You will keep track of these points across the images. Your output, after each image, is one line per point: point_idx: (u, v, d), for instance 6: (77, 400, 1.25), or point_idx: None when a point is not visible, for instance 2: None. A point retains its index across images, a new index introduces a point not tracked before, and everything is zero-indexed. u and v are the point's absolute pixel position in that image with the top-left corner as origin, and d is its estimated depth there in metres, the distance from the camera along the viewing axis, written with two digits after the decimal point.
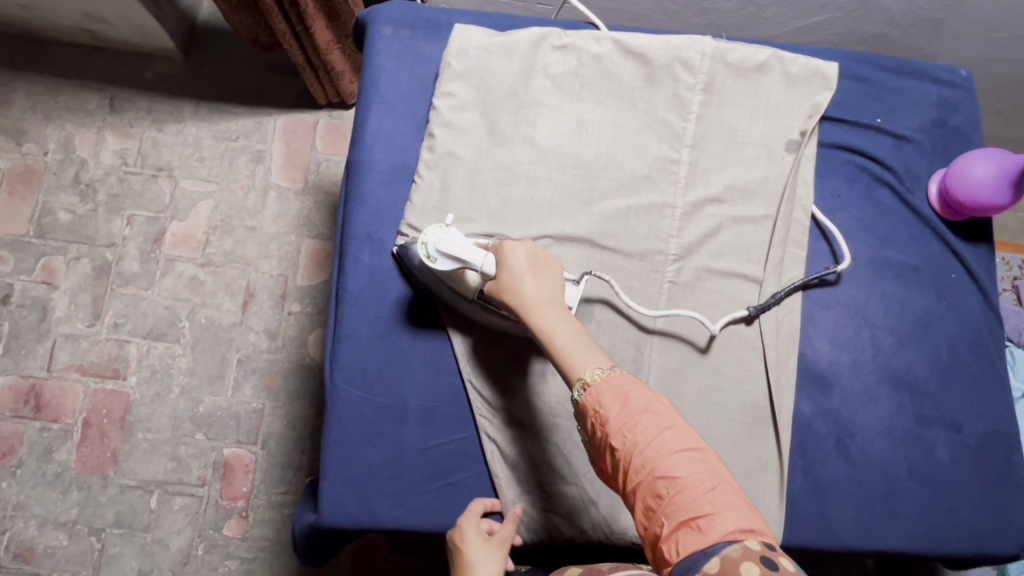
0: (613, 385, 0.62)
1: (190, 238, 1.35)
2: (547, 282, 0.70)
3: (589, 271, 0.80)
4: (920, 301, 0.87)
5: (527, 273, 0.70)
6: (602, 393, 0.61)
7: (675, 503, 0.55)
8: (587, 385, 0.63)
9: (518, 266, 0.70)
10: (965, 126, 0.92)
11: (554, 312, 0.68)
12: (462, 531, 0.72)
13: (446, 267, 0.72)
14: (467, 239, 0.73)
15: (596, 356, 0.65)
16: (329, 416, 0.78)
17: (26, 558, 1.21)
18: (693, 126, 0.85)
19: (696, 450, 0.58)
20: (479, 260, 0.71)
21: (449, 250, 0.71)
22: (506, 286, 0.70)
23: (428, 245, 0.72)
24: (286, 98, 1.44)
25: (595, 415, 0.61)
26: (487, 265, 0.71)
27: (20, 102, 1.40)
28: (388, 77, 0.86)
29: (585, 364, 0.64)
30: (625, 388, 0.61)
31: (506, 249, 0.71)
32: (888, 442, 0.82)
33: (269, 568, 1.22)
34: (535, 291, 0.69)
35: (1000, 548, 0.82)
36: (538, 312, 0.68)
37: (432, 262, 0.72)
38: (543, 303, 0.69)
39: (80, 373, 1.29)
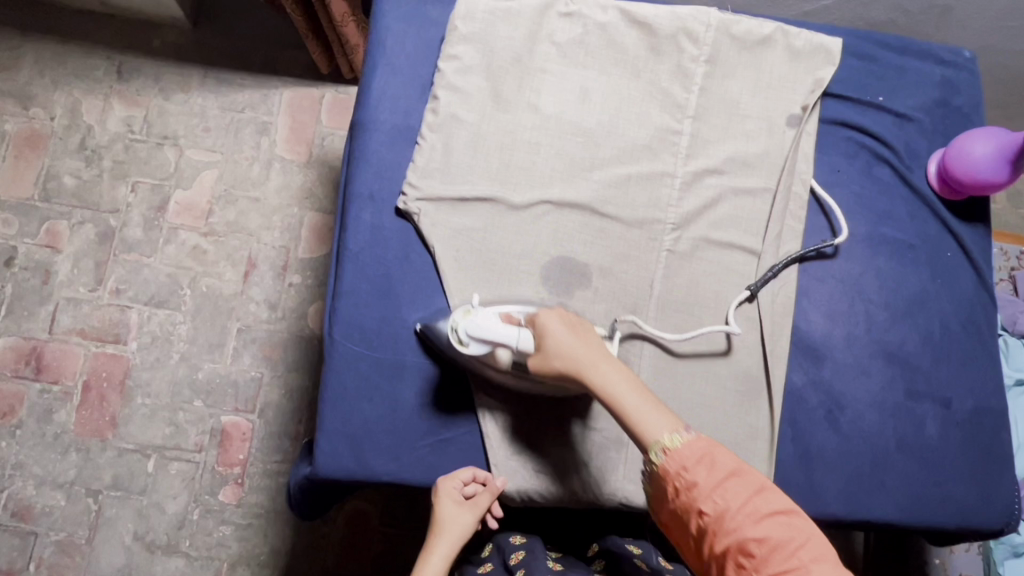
0: (694, 449, 0.62)
1: (194, 207, 1.36)
2: (591, 342, 0.69)
3: (614, 318, 0.80)
4: (915, 279, 0.87)
5: (570, 335, 0.69)
6: (685, 457, 0.61)
7: (766, 560, 0.55)
8: (667, 448, 0.62)
9: (559, 332, 0.69)
10: (967, 108, 0.93)
11: (607, 366, 0.68)
12: (440, 488, 0.75)
13: (478, 350, 0.72)
14: (494, 316, 0.72)
15: (664, 417, 0.64)
16: (327, 369, 0.79)
17: (25, 516, 1.23)
18: (695, 97, 0.86)
19: (789, 512, 0.57)
20: (513, 338, 0.70)
21: (480, 333, 0.71)
22: (553, 356, 0.68)
23: (458, 328, 0.72)
24: (293, 70, 1.44)
25: (679, 479, 0.61)
26: (523, 342, 0.70)
27: (28, 67, 1.41)
28: (395, 38, 0.87)
29: (657, 427, 0.64)
30: (708, 451, 0.61)
31: (540, 321, 0.70)
32: (878, 415, 0.83)
33: (263, 533, 1.24)
34: (582, 352, 0.68)
35: (984, 523, 0.83)
36: (597, 371, 0.67)
37: (463, 346, 0.72)
38: (596, 361, 0.68)
39: (81, 337, 1.30)
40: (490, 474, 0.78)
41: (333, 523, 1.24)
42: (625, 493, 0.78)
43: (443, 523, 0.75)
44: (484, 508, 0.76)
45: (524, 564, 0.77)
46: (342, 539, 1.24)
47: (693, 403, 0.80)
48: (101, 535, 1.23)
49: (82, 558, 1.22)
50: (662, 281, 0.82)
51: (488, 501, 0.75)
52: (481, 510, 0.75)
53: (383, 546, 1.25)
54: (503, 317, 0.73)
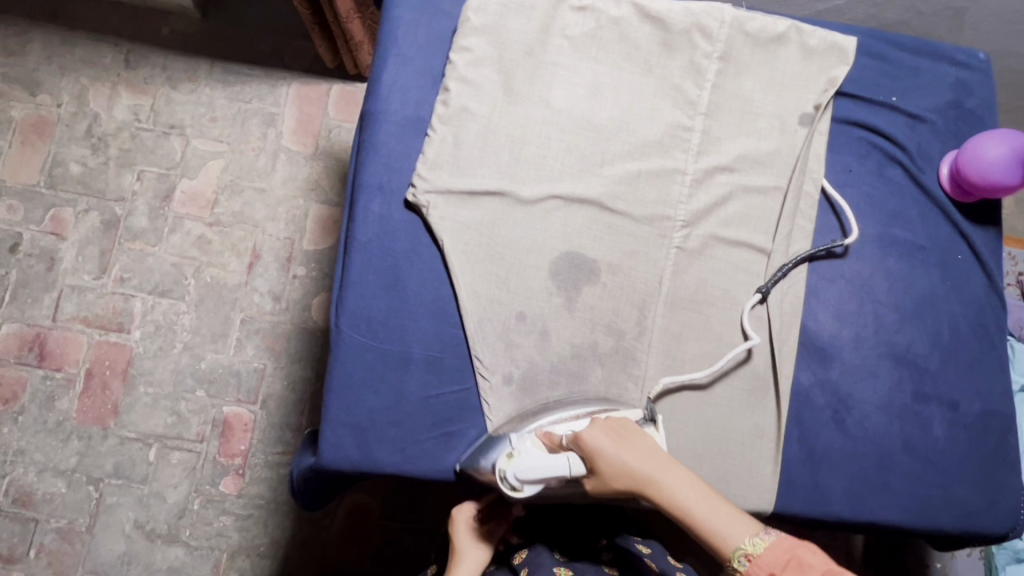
0: (779, 551, 0.59)
1: (199, 196, 1.36)
2: (642, 452, 0.68)
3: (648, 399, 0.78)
4: (924, 281, 0.87)
5: (620, 450, 0.68)
6: (769, 562, 0.59)
7: None
8: (749, 555, 0.60)
9: (609, 449, 0.68)
10: (981, 110, 0.92)
11: (666, 479, 0.66)
12: (456, 518, 0.82)
13: (535, 488, 0.71)
14: (540, 450, 0.71)
15: (738, 520, 0.62)
16: (334, 360, 0.79)
17: (25, 503, 1.23)
18: (707, 94, 0.85)
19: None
20: (564, 466, 0.69)
21: (532, 474, 0.70)
22: (610, 475, 0.67)
23: (508, 474, 0.71)
24: (301, 62, 1.44)
25: None
26: (576, 468, 0.69)
27: (36, 53, 1.40)
28: (407, 29, 0.86)
29: (734, 533, 0.61)
30: (791, 550, 0.59)
31: (586, 438, 0.69)
32: (885, 417, 0.83)
33: (263, 525, 1.24)
34: (637, 464, 0.67)
35: (990, 526, 0.83)
36: (658, 486, 0.66)
37: (520, 491, 0.72)
38: (653, 472, 0.66)
39: (84, 324, 1.30)
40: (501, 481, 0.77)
41: (333, 516, 1.24)
42: None
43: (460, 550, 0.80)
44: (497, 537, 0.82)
45: (528, 563, 0.80)
46: (342, 532, 1.24)
47: (700, 401, 0.80)
48: (102, 523, 1.23)
49: (82, 546, 1.22)
50: (670, 278, 0.82)
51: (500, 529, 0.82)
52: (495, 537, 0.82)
53: (383, 539, 1.25)
54: (548, 446, 0.72)
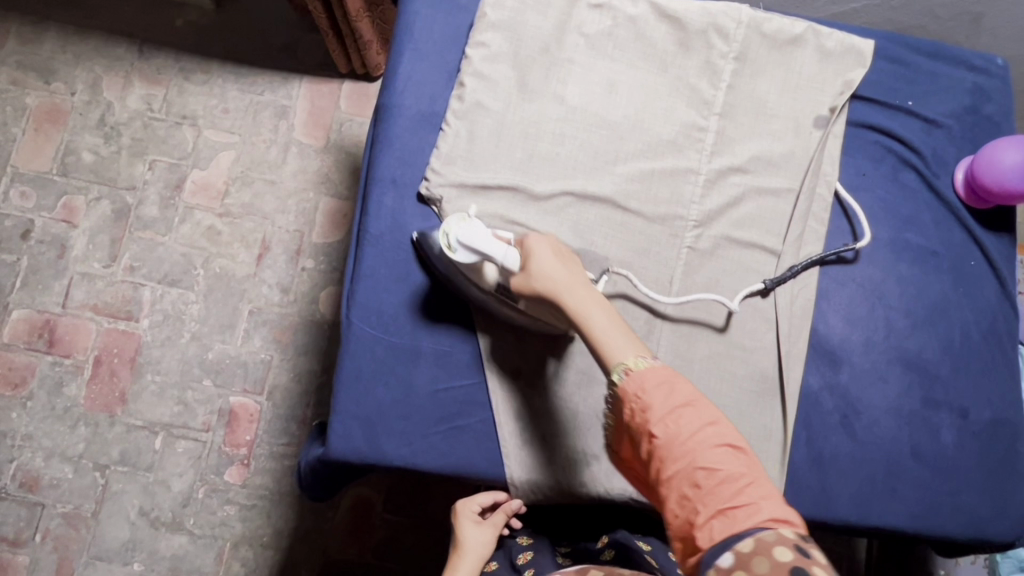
0: (657, 374, 0.60)
1: (209, 187, 1.36)
2: (573, 269, 0.68)
3: (607, 269, 0.79)
4: (937, 287, 0.87)
5: (553, 260, 0.67)
6: (645, 379, 0.60)
7: (714, 491, 0.54)
8: (628, 370, 0.60)
9: (543, 254, 0.68)
10: (997, 116, 0.92)
11: (581, 292, 0.65)
12: (461, 509, 0.84)
13: (466, 258, 0.71)
14: (490, 231, 0.71)
15: (631, 341, 0.63)
16: (344, 351, 0.79)
17: (32, 487, 1.24)
18: (723, 94, 0.85)
19: (741, 444, 0.57)
20: (500, 253, 0.69)
21: (473, 242, 0.69)
22: (531, 276, 0.67)
23: (450, 234, 0.71)
24: (314, 55, 1.44)
25: (635, 401, 0.59)
26: (509, 258, 0.69)
27: (51, 42, 1.41)
28: (423, 23, 0.87)
29: (622, 350, 0.62)
30: (670, 379, 0.60)
31: (529, 243, 0.69)
32: (894, 422, 0.83)
33: (267, 516, 1.24)
34: (559, 275, 0.66)
35: (996, 535, 0.82)
36: (571, 295, 0.65)
37: (452, 253, 0.71)
38: (571, 284, 0.66)
39: (94, 312, 1.31)
40: (505, 481, 0.78)
41: (337, 508, 1.25)
42: (635, 491, 0.79)
43: (461, 542, 0.82)
44: (496, 526, 0.83)
45: (532, 564, 0.80)
46: (345, 525, 1.25)
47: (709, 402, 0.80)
48: (107, 509, 1.23)
49: (87, 532, 1.23)
50: (681, 278, 0.82)
51: (501, 519, 0.83)
52: (496, 527, 0.83)
53: (385, 532, 1.25)
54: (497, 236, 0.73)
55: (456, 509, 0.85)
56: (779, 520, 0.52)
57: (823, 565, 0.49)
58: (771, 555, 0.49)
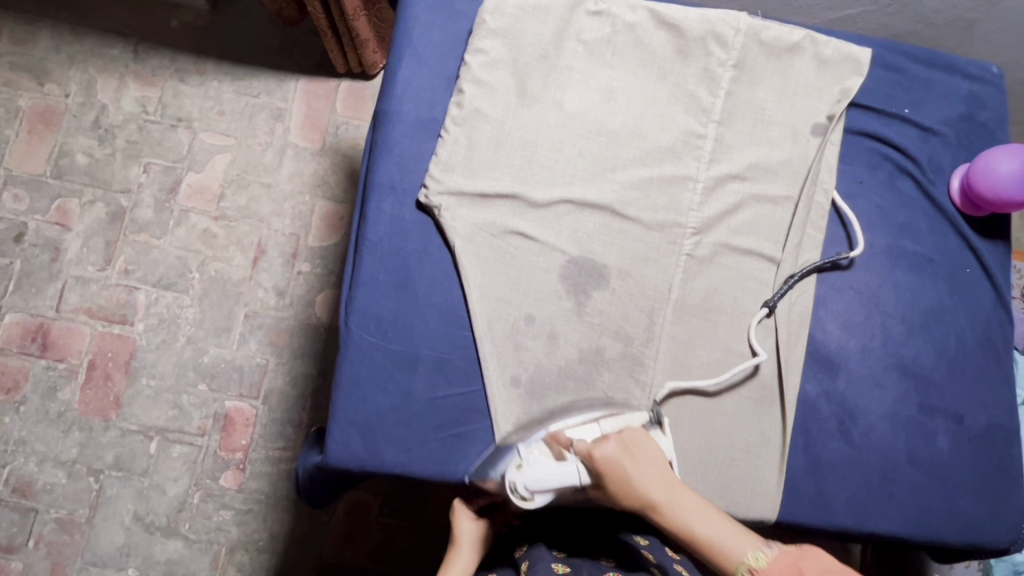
0: (780, 565, 0.60)
1: (205, 190, 1.36)
2: (653, 471, 0.69)
3: (653, 403, 0.79)
4: (933, 293, 0.87)
5: (631, 467, 0.69)
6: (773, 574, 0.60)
7: None
8: (753, 570, 0.61)
9: (619, 463, 0.69)
10: (993, 123, 0.92)
11: (680, 496, 0.67)
12: (459, 506, 0.85)
13: (543, 498, 0.72)
14: (548, 457, 0.73)
15: (743, 535, 0.64)
16: (342, 359, 0.79)
17: (25, 492, 1.23)
18: (721, 101, 0.85)
19: None
20: (574, 476, 0.71)
21: (542, 484, 0.71)
22: (619, 491, 0.69)
23: (518, 484, 0.72)
24: (310, 57, 1.43)
25: None
26: (584, 478, 0.71)
27: (45, 43, 1.40)
28: (422, 29, 0.86)
29: (739, 548, 0.63)
30: (794, 563, 0.60)
31: (596, 454, 0.70)
32: (890, 428, 0.83)
33: (262, 520, 1.24)
34: (646, 484, 0.68)
35: (991, 539, 0.83)
36: (666, 504, 0.67)
37: (529, 501, 0.72)
38: (663, 490, 0.68)
39: (88, 316, 1.30)
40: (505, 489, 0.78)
41: (333, 512, 1.24)
42: None
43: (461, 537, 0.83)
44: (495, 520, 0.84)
45: (529, 556, 0.78)
46: (341, 529, 1.24)
47: (708, 410, 0.80)
48: (101, 514, 1.23)
49: (81, 537, 1.22)
50: (680, 285, 0.82)
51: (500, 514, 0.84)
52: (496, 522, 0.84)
53: (381, 536, 1.25)
54: (556, 453, 0.73)
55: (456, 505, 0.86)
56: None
57: None
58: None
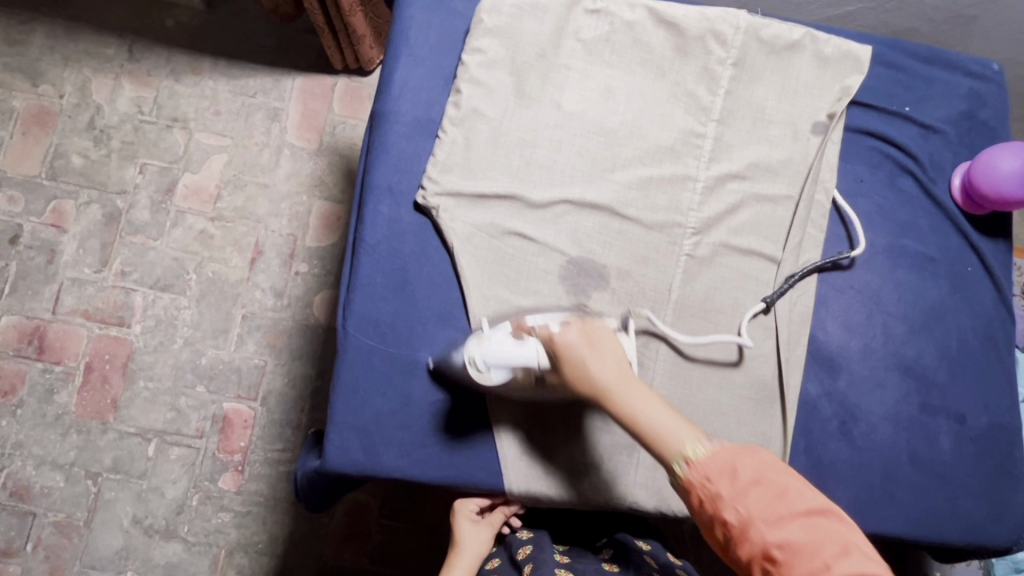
0: (717, 459, 0.59)
1: (201, 190, 1.35)
2: (610, 359, 0.66)
3: (629, 312, 0.79)
4: (935, 293, 0.87)
5: (589, 355, 0.66)
6: (707, 468, 0.59)
7: (794, 567, 0.53)
8: (689, 461, 0.60)
9: (577, 350, 0.66)
10: (994, 121, 0.92)
11: (630, 386, 0.65)
12: (459, 508, 0.83)
13: (499, 375, 0.70)
14: (508, 335, 0.70)
15: (686, 427, 0.62)
16: (340, 362, 0.78)
17: (23, 496, 1.22)
18: (721, 100, 0.85)
19: (819, 513, 0.55)
20: (532, 357, 0.68)
21: (498, 359, 0.69)
22: (573, 375, 0.66)
23: (474, 357, 0.70)
24: (306, 57, 1.42)
25: (704, 490, 0.58)
26: (542, 360, 0.68)
27: (39, 43, 1.39)
28: (418, 29, 0.86)
29: (680, 439, 0.61)
30: (732, 460, 0.59)
31: (557, 338, 0.67)
32: (891, 429, 0.83)
33: (262, 522, 1.23)
34: (601, 371, 0.65)
35: (993, 539, 0.83)
36: (615, 392, 0.64)
37: (484, 376, 0.70)
38: (616, 381, 0.65)
39: (84, 318, 1.29)
40: (508, 492, 0.77)
41: (333, 513, 1.24)
42: (635, 499, 0.77)
43: (462, 540, 0.82)
44: (495, 522, 0.83)
45: (531, 559, 0.77)
46: (341, 531, 1.24)
47: (709, 411, 0.79)
48: (100, 518, 1.22)
49: (79, 540, 1.21)
50: (680, 286, 0.81)
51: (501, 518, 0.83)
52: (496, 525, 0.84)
53: (382, 537, 1.24)
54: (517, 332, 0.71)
55: (456, 507, 0.84)
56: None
57: None
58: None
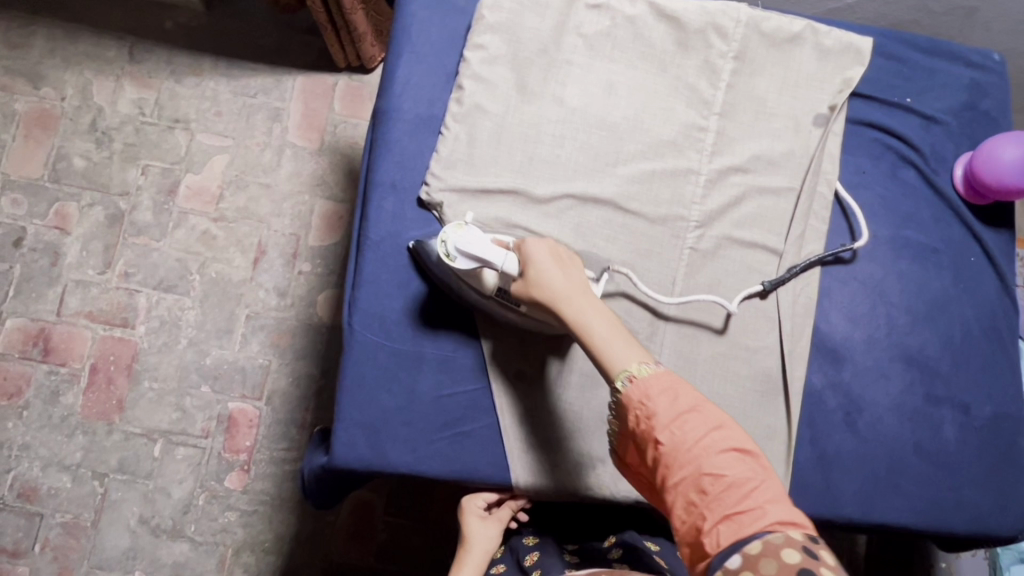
0: (661, 382, 0.61)
1: (204, 191, 1.35)
2: (574, 275, 0.68)
3: (608, 267, 0.79)
4: (937, 284, 0.87)
5: (552, 266, 0.68)
6: (650, 387, 0.60)
7: (719, 497, 0.54)
8: (632, 377, 0.61)
9: (542, 261, 0.68)
10: (995, 111, 0.92)
11: (585, 300, 0.66)
12: (465, 506, 0.83)
13: (466, 266, 0.72)
14: (487, 237, 0.72)
15: (633, 348, 0.64)
16: (346, 358, 0.78)
17: (30, 497, 1.23)
18: (722, 94, 0.85)
19: (750, 451, 0.57)
20: (499, 260, 0.70)
21: (469, 248, 0.70)
22: (532, 284, 0.68)
23: (447, 242, 0.72)
24: (307, 56, 1.43)
25: (641, 409, 0.60)
26: (508, 264, 0.70)
27: (40, 46, 1.39)
28: (420, 26, 0.86)
29: (626, 358, 0.63)
30: (674, 386, 0.61)
31: (527, 248, 0.69)
32: (896, 419, 0.83)
33: (268, 521, 1.24)
34: (562, 285, 0.67)
35: (999, 529, 0.83)
36: (570, 303, 0.66)
37: (451, 261, 0.72)
38: (573, 294, 0.67)
39: (89, 319, 1.29)
40: (515, 488, 0.77)
41: (338, 512, 1.24)
42: (640, 493, 0.78)
43: (472, 538, 0.82)
44: (504, 519, 0.84)
45: (539, 564, 0.78)
46: (346, 529, 1.24)
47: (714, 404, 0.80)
48: (107, 518, 1.22)
49: (87, 541, 1.22)
50: (683, 280, 0.82)
51: (509, 513, 0.84)
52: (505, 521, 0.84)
53: (387, 535, 1.25)
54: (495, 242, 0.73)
55: (463, 506, 0.84)
56: (783, 515, 0.51)
57: (832, 566, 0.47)
58: (781, 560, 0.48)
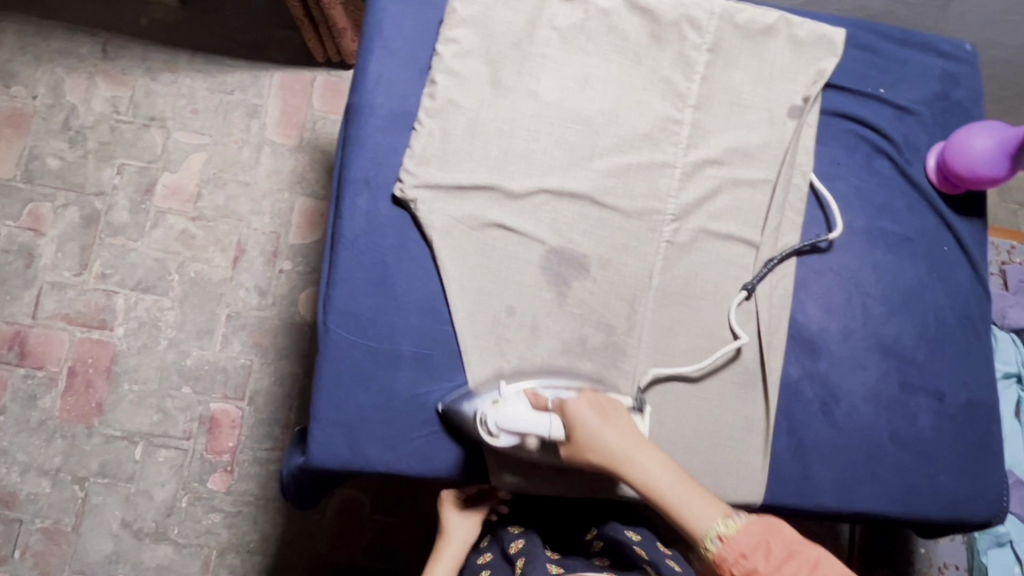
0: (750, 533, 0.58)
1: (181, 190, 1.33)
2: (625, 431, 0.68)
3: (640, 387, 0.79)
4: (912, 272, 0.87)
5: (601, 425, 0.67)
6: (740, 542, 0.58)
7: None
8: (721, 536, 0.59)
9: (589, 422, 0.68)
10: (967, 101, 0.92)
11: (644, 458, 0.65)
12: (444, 498, 0.87)
13: (510, 438, 0.72)
14: (525, 399, 0.72)
15: (709, 503, 0.61)
16: (322, 358, 0.78)
17: (9, 503, 1.21)
18: (697, 86, 0.85)
19: None
20: (545, 426, 0.70)
21: (510, 423, 0.70)
22: (586, 450, 0.67)
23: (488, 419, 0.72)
24: (284, 51, 1.41)
25: (737, 567, 0.57)
26: (555, 430, 0.69)
27: (10, 44, 1.36)
28: (392, 21, 0.85)
29: (704, 516, 0.60)
30: (763, 533, 0.58)
31: (569, 409, 0.69)
32: (872, 408, 0.84)
33: (253, 522, 1.23)
34: (617, 442, 0.66)
35: (974, 513, 0.84)
36: (632, 465, 0.65)
37: (496, 438, 0.72)
38: (632, 451, 0.66)
39: (66, 322, 1.27)
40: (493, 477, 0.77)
41: (323, 511, 1.23)
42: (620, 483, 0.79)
43: (449, 530, 0.85)
44: (482, 511, 0.86)
45: (524, 553, 0.76)
46: (332, 529, 1.23)
47: (693, 399, 0.80)
48: (88, 523, 1.21)
49: (68, 546, 1.20)
50: (661, 274, 0.82)
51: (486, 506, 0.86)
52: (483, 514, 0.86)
53: (373, 534, 1.24)
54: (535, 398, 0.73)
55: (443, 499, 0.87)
56: None
57: None
58: None
